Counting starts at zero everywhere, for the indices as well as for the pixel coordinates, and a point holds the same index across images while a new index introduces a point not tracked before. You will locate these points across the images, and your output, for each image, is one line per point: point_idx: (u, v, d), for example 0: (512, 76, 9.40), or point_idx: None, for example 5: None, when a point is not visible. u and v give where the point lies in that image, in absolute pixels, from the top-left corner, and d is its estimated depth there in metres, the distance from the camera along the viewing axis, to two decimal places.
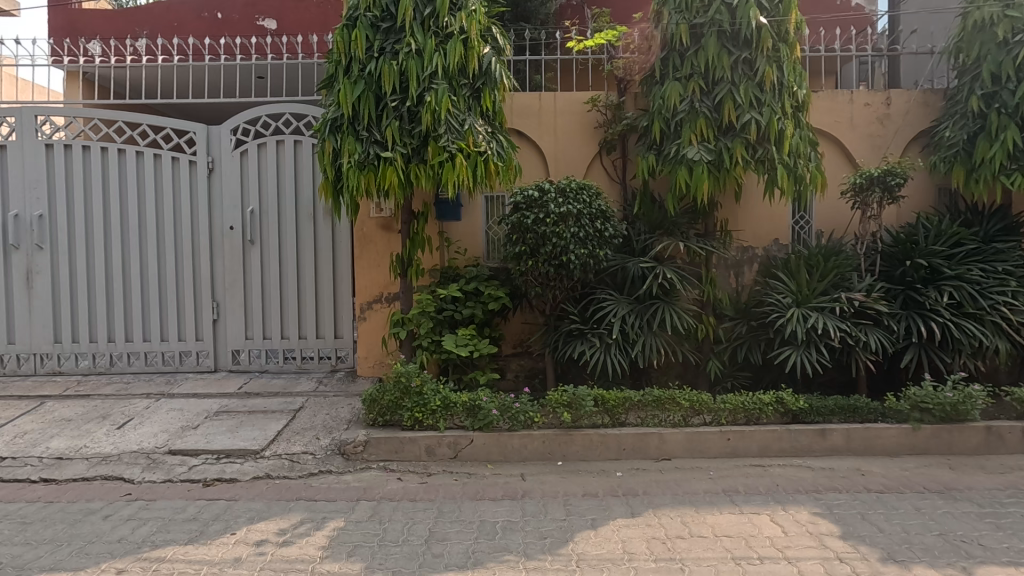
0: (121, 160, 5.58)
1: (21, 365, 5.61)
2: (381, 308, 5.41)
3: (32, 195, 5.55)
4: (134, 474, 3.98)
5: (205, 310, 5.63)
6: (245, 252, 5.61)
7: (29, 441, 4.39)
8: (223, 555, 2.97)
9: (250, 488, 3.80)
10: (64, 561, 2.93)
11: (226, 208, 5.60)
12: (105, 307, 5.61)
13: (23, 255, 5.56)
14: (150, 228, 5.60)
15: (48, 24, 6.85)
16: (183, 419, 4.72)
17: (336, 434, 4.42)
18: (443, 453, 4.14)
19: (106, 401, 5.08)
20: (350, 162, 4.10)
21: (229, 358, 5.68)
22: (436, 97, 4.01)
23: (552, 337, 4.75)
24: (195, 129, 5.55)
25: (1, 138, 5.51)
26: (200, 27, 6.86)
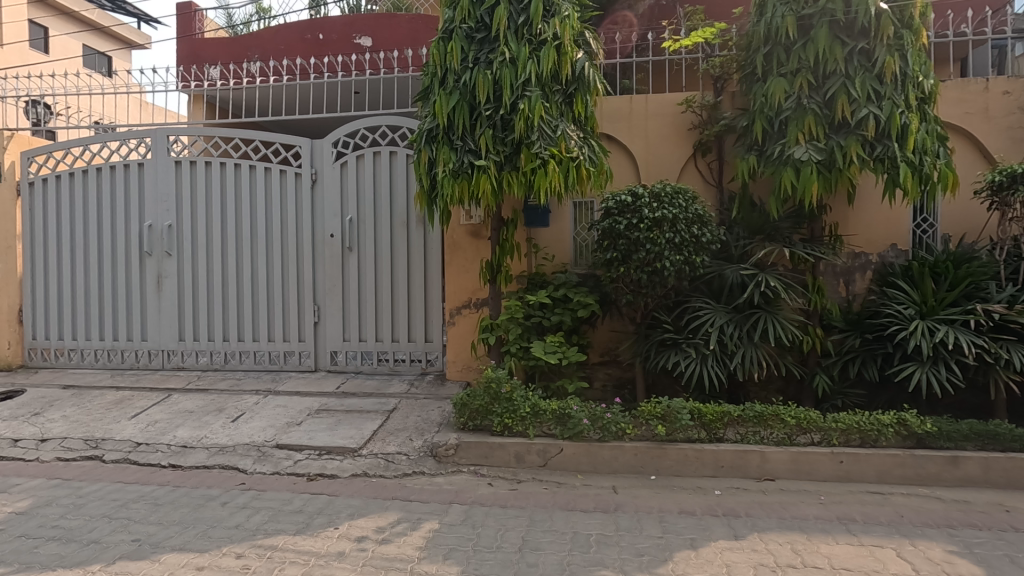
0: (237, 174, 6.07)
1: (151, 360, 6.23)
2: (470, 314, 5.50)
3: (162, 207, 6.16)
4: (247, 465, 4.30)
5: (308, 313, 5.98)
6: (343, 259, 5.90)
7: (159, 430, 4.86)
8: (328, 548, 3.10)
9: (349, 485, 3.97)
10: (190, 542, 3.19)
11: (327, 216, 5.93)
12: (221, 309, 6.11)
13: (154, 261, 6.19)
14: (260, 237, 6.04)
15: (177, 54, 7.71)
16: (288, 415, 5.03)
17: (428, 436, 4.53)
18: (533, 461, 4.12)
19: (221, 396, 5.52)
20: (445, 171, 4.20)
21: (327, 359, 6.00)
22: (530, 104, 4.02)
23: (643, 346, 4.59)
24: (301, 144, 5.95)
25: (139, 157, 6.18)
26: (304, 48, 7.33)
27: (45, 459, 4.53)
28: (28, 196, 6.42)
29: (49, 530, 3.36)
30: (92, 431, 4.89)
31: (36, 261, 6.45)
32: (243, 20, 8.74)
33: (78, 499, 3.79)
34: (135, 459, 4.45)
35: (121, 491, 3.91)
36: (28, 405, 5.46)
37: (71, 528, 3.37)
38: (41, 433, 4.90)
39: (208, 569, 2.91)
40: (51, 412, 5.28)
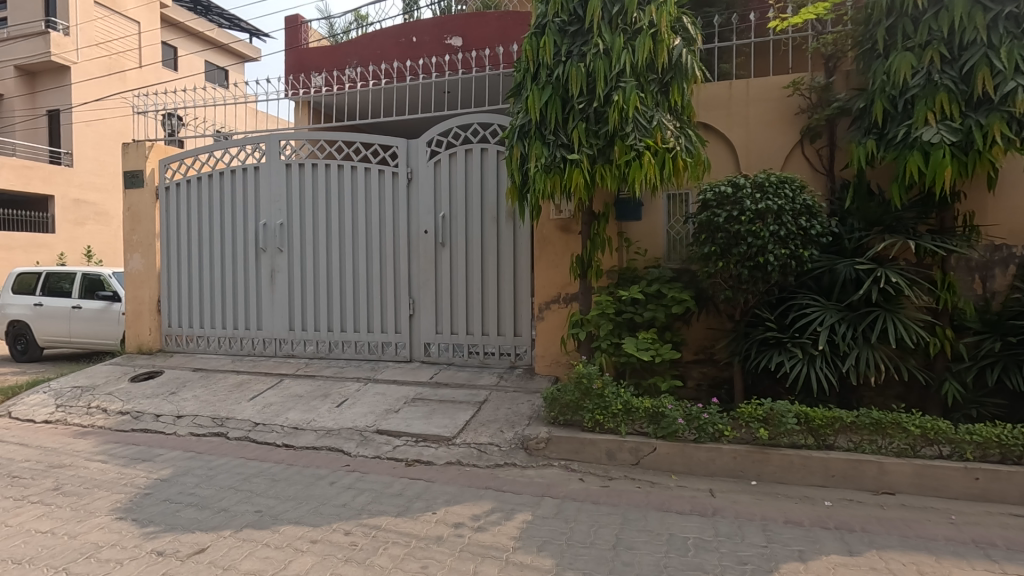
0: (340, 175, 6.46)
1: (265, 347, 6.80)
2: (559, 308, 5.49)
3: (275, 207, 6.68)
4: (351, 448, 4.59)
5: (403, 306, 6.25)
6: (436, 254, 6.11)
7: (274, 412, 5.30)
8: (427, 532, 3.23)
9: (444, 472, 4.12)
10: (304, 517, 3.45)
11: (422, 213, 6.16)
12: (326, 302, 6.54)
13: (268, 256, 6.74)
14: (360, 233, 6.39)
15: (286, 65, 8.32)
16: (386, 403, 5.29)
17: (519, 428, 4.59)
18: (625, 459, 4.06)
19: (327, 382, 5.91)
20: (537, 166, 4.20)
21: (422, 350, 6.24)
22: (624, 95, 3.93)
23: (742, 345, 4.35)
24: (398, 144, 6.21)
25: (256, 161, 6.75)
26: (399, 51, 7.64)
27: (181, 433, 5.10)
28: (164, 199, 7.20)
29: (187, 496, 3.78)
30: (218, 411, 5.43)
31: (171, 257, 7.23)
32: (343, 29, 9.25)
33: (209, 470, 4.23)
34: (254, 437, 4.90)
35: (244, 465, 4.32)
36: (166, 384, 6.16)
37: (204, 496, 3.76)
38: (177, 410, 5.51)
39: (320, 542, 3.13)
40: (185, 392, 5.93)
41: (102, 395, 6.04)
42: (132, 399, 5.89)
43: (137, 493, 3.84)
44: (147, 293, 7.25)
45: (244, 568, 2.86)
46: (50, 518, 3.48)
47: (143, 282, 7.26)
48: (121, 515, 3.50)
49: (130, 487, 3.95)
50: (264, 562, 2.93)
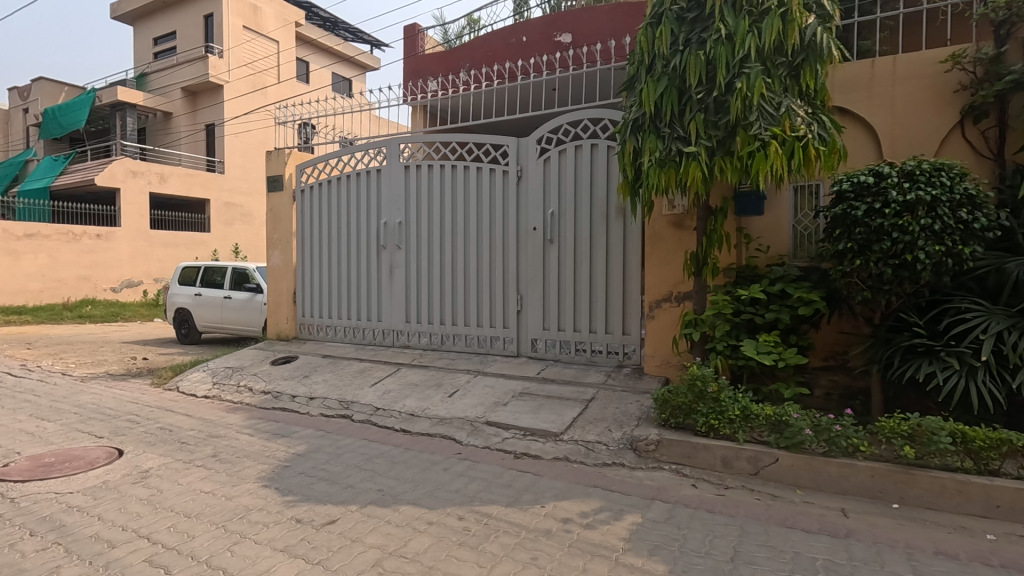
0: (453, 175, 6.73)
1: (384, 337, 7.28)
2: (670, 308, 5.31)
3: (394, 206, 7.11)
4: (462, 437, 4.78)
5: (512, 302, 6.38)
6: (545, 250, 6.17)
7: (392, 399, 5.67)
8: (536, 524, 3.28)
9: (552, 468, 4.16)
10: (421, 499, 3.65)
11: (531, 211, 6.23)
12: (438, 296, 6.85)
13: (388, 253, 7.20)
14: (472, 231, 6.62)
15: (404, 73, 8.81)
16: (495, 395, 5.43)
17: (627, 428, 4.51)
18: (742, 468, 3.83)
19: (439, 372, 6.18)
20: (651, 160, 4.06)
21: (528, 346, 6.33)
22: (748, 82, 3.70)
23: (883, 352, 3.93)
24: (509, 142, 6.34)
25: (379, 164, 7.22)
26: (510, 52, 7.79)
27: (313, 413, 5.62)
28: (300, 200, 7.95)
29: (318, 471, 4.16)
30: (344, 394, 5.91)
31: (305, 254, 7.98)
32: (457, 34, 9.61)
33: (337, 449, 4.63)
34: (376, 421, 5.28)
35: (367, 447, 4.67)
36: (300, 368, 6.83)
37: (333, 472, 4.12)
38: (310, 392, 6.09)
39: (436, 524, 3.30)
40: (316, 375, 6.53)
41: (248, 375, 6.83)
42: (273, 380, 6.59)
43: (278, 464, 4.29)
44: (285, 286, 8.07)
45: (369, 542, 3.09)
46: (210, 480, 4.00)
47: (282, 276, 8.08)
48: (266, 483, 3.93)
49: (272, 458, 4.43)
50: (387, 537, 3.14)
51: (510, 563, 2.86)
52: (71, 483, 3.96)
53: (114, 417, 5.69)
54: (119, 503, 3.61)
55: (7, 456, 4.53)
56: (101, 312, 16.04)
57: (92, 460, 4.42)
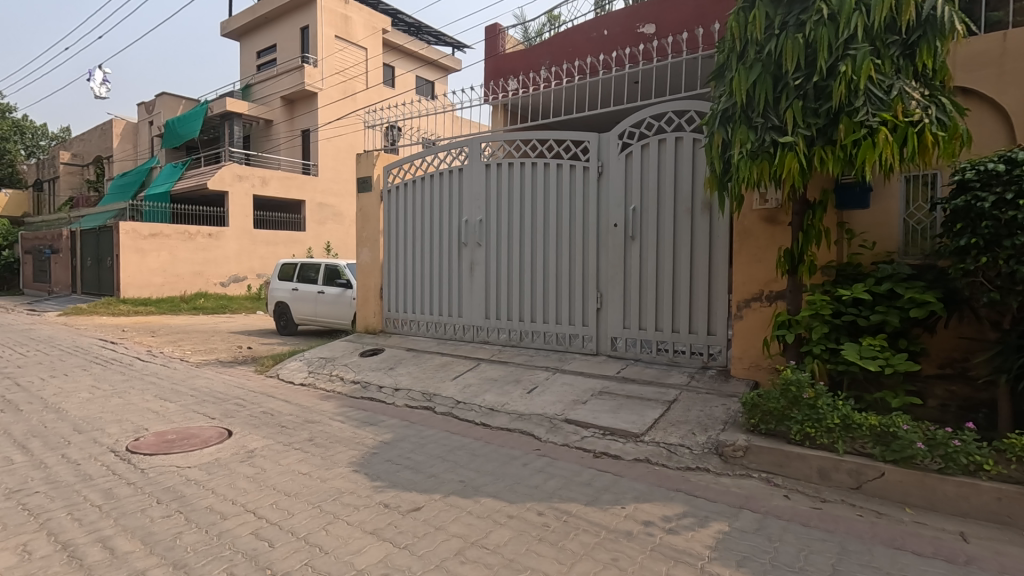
0: (533, 172, 6.76)
1: (465, 333, 7.45)
2: (761, 307, 5.03)
3: (475, 204, 7.25)
4: (541, 433, 4.80)
5: (591, 299, 6.31)
6: (626, 247, 6.05)
7: (473, 392, 5.80)
8: (617, 525, 3.23)
9: (632, 469, 4.08)
10: (501, 492, 3.71)
11: (612, 207, 6.13)
12: (517, 293, 6.91)
13: (468, 250, 7.35)
14: (551, 228, 6.62)
15: (486, 72, 8.95)
16: (574, 393, 5.40)
17: (712, 432, 4.33)
18: (842, 480, 3.56)
19: (518, 367, 6.23)
20: (741, 152, 3.85)
21: (608, 344, 6.24)
22: (854, 64, 3.42)
23: (1013, 361, 3.50)
24: (590, 138, 6.28)
25: (461, 164, 7.39)
26: (590, 46, 7.69)
27: (399, 404, 5.87)
28: (387, 200, 8.32)
29: (404, 460, 4.33)
30: (427, 387, 6.13)
31: (391, 251, 8.34)
32: (537, 31, 9.62)
33: (421, 439, 4.80)
34: (457, 414, 5.43)
35: (449, 438, 4.81)
36: (386, 360, 7.15)
37: (417, 461, 4.28)
38: (395, 383, 6.36)
39: (516, 518, 3.33)
40: (401, 368, 6.81)
41: (340, 366, 7.25)
42: (362, 371, 6.96)
43: (367, 451, 4.52)
44: (373, 282, 8.48)
45: (452, 531, 3.18)
46: (307, 463, 4.28)
47: (370, 272, 8.50)
48: (356, 468, 4.16)
49: (361, 445, 4.67)
50: (469, 528, 3.22)
51: (590, 562, 2.83)
52: (189, 458, 4.39)
53: (224, 400, 6.24)
54: (229, 479, 3.96)
55: (137, 431, 5.09)
56: (212, 304, 17.65)
57: (206, 439, 4.87)
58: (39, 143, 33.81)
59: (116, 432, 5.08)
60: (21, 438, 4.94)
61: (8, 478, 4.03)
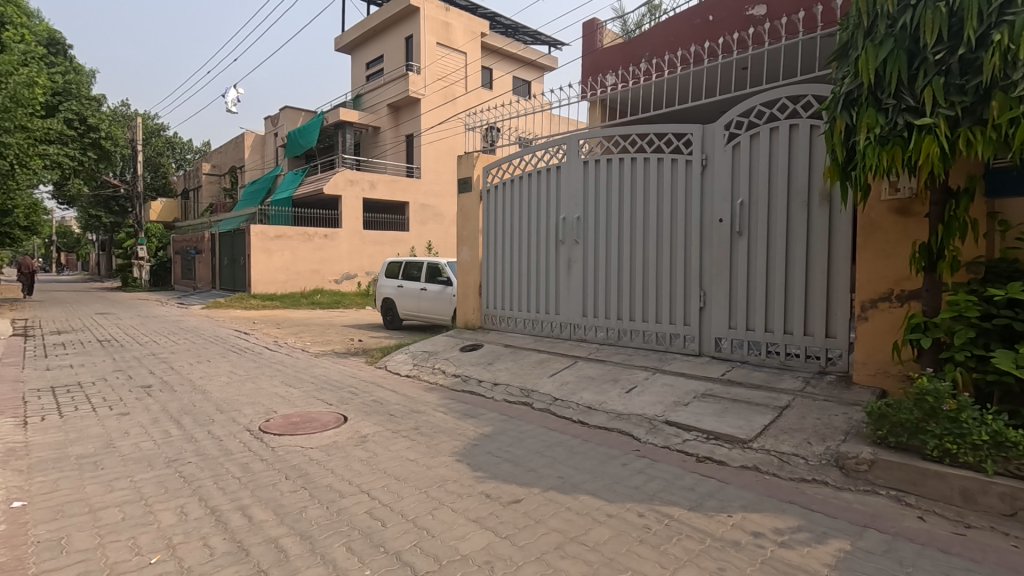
0: (632, 167, 6.63)
1: (561, 330, 7.46)
2: (890, 308, 4.57)
3: (573, 202, 7.23)
4: (641, 434, 4.71)
5: (694, 298, 6.07)
6: (732, 244, 5.75)
7: (570, 390, 5.81)
8: (723, 533, 3.10)
9: (739, 476, 3.88)
10: (600, 491, 3.69)
11: (718, 201, 5.85)
12: (615, 290, 6.79)
13: (565, 247, 7.35)
14: (651, 224, 6.45)
15: (583, 69, 8.89)
16: (675, 394, 5.23)
17: (831, 443, 4.00)
18: (992, 505, 3.16)
19: (616, 366, 6.14)
20: (868, 138, 3.51)
21: (712, 345, 5.96)
22: (1012, 32, 2.99)
23: None
24: (693, 130, 6.05)
25: (558, 162, 7.40)
26: (694, 33, 7.36)
27: (498, 398, 6.03)
28: (486, 199, 8.54)
29: (503, 452, 4.44)
30: (524, 383, 6.24)
31: (489, 250, 8.55)
32: (637, 23, 9.38)
33: (520, 434, 4.90)
34: (555, 411, 5.48)
35: (546, 434, 4.87)
36: (485, 355, 7.36)
37: (517, 455, 4.37)
38: (494, 378, 6.54)
39: (615, 517, 3.30)
40: (499, 363, 6.98)
41: (441, 359, 7.57)
42: (462, 365, 7.22)
43: (469, 442, 4.70)
44: (473, 279, 8.79)
45: (551, 525, 3.21)
46: (414, 450, 4.53)
47: (470, 270, 8.79)
48: (459, 458, 4.33)
49: (463, 436, 4.86)
50: (568, 523, 3.24)
51: (695, 569, 2.74)
52: (311, 440, 4.81)
53: (339, 388, 6.76)
54: (345, 461, 4.29)
55: (268, 413, 5.67)
56: (327, 299, 19.14)
57: (325, 423, 5.31)
58: (186, 157, 38.59)
59: (251, 413, 5.69)
60: (176, 415, 5.68)
61: (167, 448, 4.66)
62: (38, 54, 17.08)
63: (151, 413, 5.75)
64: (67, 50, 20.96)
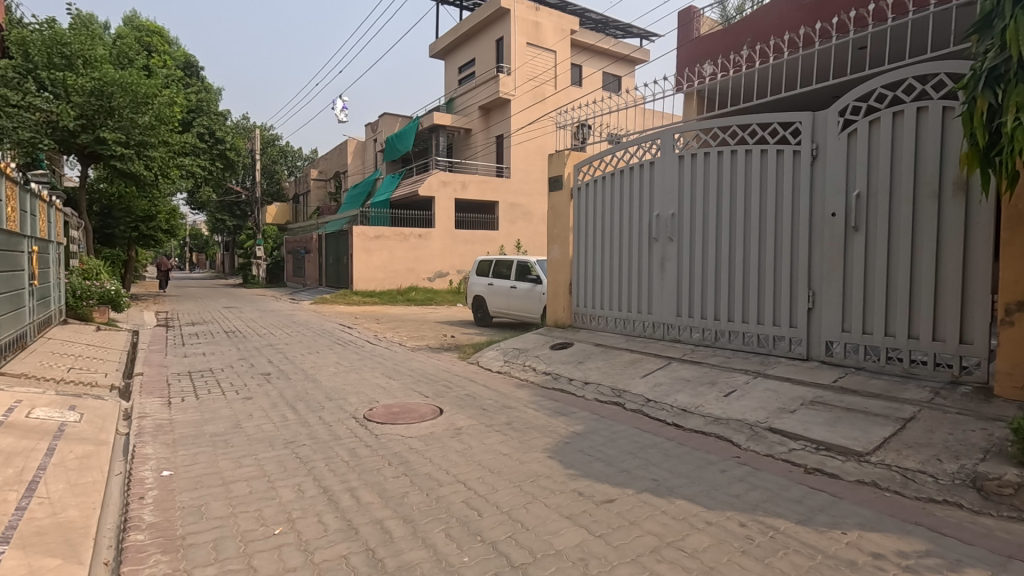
0: (733, 161, 6.31)
1: (654, 330, 7.26)
2: None
3: (667, 198, 7.01)
4: (741, 440, 4.49)
5: (802, 298, 5.68)
6: (847, 240, 5.31)
7: (664, 392, 5.66)
8: (836, 551, 2.88)
9: (854, 491, 3.58)
10: (697, 497, 3.56)
11: (830, 194, 5.43)
12: (712, 290, 6.50)
13: (659, 245, 7.14)
14: (753, 219, 6.11)
15: (679, 60, 8.59)
16: (779, 401, 4.92)
17: (966, 462, 3.58)
18: None
19: (713, 369, 5.88)
20: (1017, 119, 3.09)
21: (822, 349, 5.54)
22: None
23: None
24: (802, 119, 5.67)
25: (652, 157, 7.21)
26: (803, 15, 6.87)
27: (588, 397, 6.00)
28: (577, 197, 8.50)
29: (595, 452, 4.42)
30: (616, 382, 6.16)
31: (580, 248, 8.51)
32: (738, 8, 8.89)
33: (612, 434, 4.84)
34: (648, 412, 5.36)
35: (639, 436, 4.77)
36: (575, 354, 7.34)
37: (609, 455, 4.33)
38: (585, 377, 6.51)
39: (715, 525, 3.17)
40: (589, 362, 6.93)
41: (532, 357, 7.65)
42: (553, 362, 7.26)
43: (560, 440, 4.72)
44: (563, 277, 8.79)
45: (647, 527, 3.15)
46: (507, 444, 4.63)
47: (561, 268, 8.80)
48: (551, 455, 4.37)
49: (555, 433, 4.89)
50: (664, 527, 3.16)
51: None
52: (410, 429, 5.07)
53: (435, 381, 7.06)
54: (442, 452, 4.48)
55: (371, 403, 6.05)
56: (421, 296, 19.99)
57: (423, 414, 5.57)
58: (297, 164, 41.87)
59: (356, 402, 6.09)
60: (292, 401, 6.21)
61: (285, 431, 5.11)
62: (177, 77, 19.30)
63: (271, 398, 6.33)
64: (200, 72, 23.51)
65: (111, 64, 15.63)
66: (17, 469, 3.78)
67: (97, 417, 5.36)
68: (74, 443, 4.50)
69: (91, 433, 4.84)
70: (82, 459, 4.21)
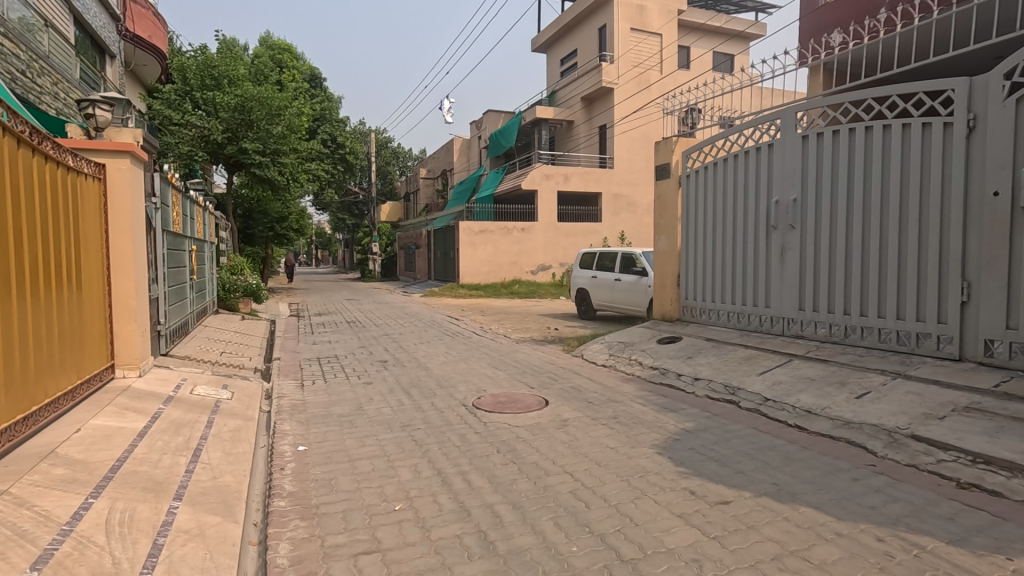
0: (867, 138, 5.69)
1: (773, 325, 6.77)
2: None
3: (788, 182, 6.49)
4: (877, 447, 4.07)
5: (954, 291, 5.00)
6: (1014, 223, 4.59)
7: (784, 391, 5.27)
8: None
9: (1021, 513, 3.11)
10: (826, 505, 3.29)
11: (992, 171, 4.73)
12: (842, 281, 5.93)
13: (779, 233, 6.63)
14: (892, 203, 5.48)
15: (801, 32, 7.98)
16: (924, 405, 4.38)
17: None
18: None
19: (843, 368, 5.37)
20: None
21: (979, 349, 4.85)
22: None
23: None
24: (955, 86, 4.98)
25: (772, 138, 6.70)
26: None
27: (699, 394, 5.76)
28: (685, 185, 8.14)
29: (708, 451, 4.23)
30: (729, 379, 5.84)
31: (689, 238, 8.15)
32: None
33: (725, 433, 4.61)
34: (766, 412, 5.04)
35: (757, 436, 4.50)
36: (685, 348, 7.07)
37: (723, 454, 4.12)
38: (695, 372, 6.25)
39: (846, 537, 2.91)
40: (700, 358, 6.64)
41: (638, 351, 7.48)
42: (660, 357, 7.04)
43: (670, 436, 4.58)
44: (671, 269, 8.48)
45: (767, 533, 2.97)
46: (614, 438, 4.58)
47: (669, 260, 8.50)
48: (660, 451, 4.25)
49: (664, 429, 4.75)
50: (787, 535, 2.96)
51: None
52: (517, 419, 5.18)
53: (539, 373, 7.15)
54: (549, 442, 4.53)
55: (479, 391, 6.27)
56: (524, 289, 20.31)
57: (529, 404, 5.67)
58: (407, 165, 44.23)
59: (465, 390, 6.34)
60: (406, 387, 6.61)
61: (402, 415, 5.46)
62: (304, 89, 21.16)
63: (388, 384, 6.78)
64: (323, 84, 25.60)
65: (250, 82, 17.49)
66: (185, 438, 4.38)
67: (244, 395, 6.07)
68: (227, 418, 5.13)
69: (240, 409, 5.50)
70: (234, 431, 4.79)
